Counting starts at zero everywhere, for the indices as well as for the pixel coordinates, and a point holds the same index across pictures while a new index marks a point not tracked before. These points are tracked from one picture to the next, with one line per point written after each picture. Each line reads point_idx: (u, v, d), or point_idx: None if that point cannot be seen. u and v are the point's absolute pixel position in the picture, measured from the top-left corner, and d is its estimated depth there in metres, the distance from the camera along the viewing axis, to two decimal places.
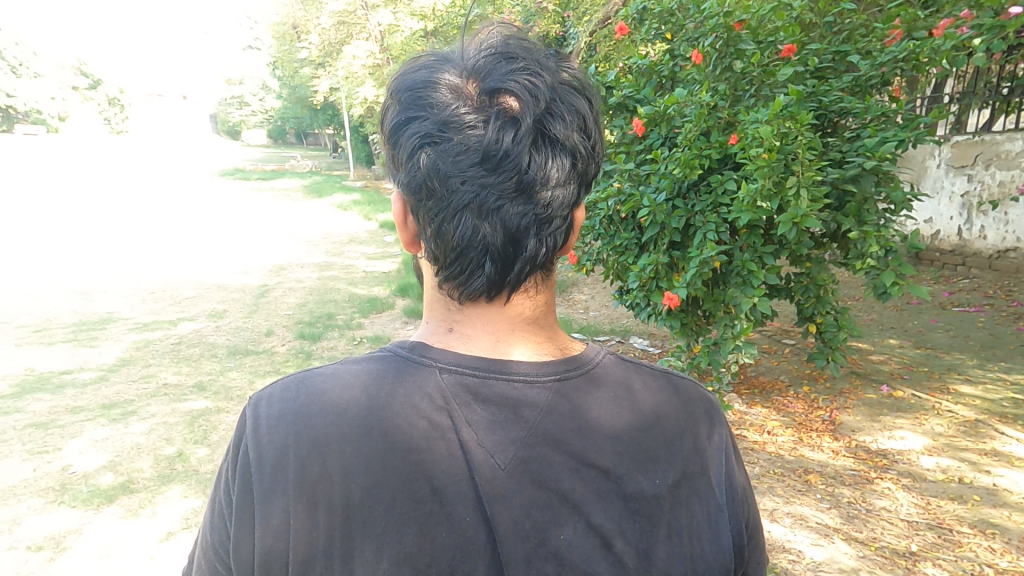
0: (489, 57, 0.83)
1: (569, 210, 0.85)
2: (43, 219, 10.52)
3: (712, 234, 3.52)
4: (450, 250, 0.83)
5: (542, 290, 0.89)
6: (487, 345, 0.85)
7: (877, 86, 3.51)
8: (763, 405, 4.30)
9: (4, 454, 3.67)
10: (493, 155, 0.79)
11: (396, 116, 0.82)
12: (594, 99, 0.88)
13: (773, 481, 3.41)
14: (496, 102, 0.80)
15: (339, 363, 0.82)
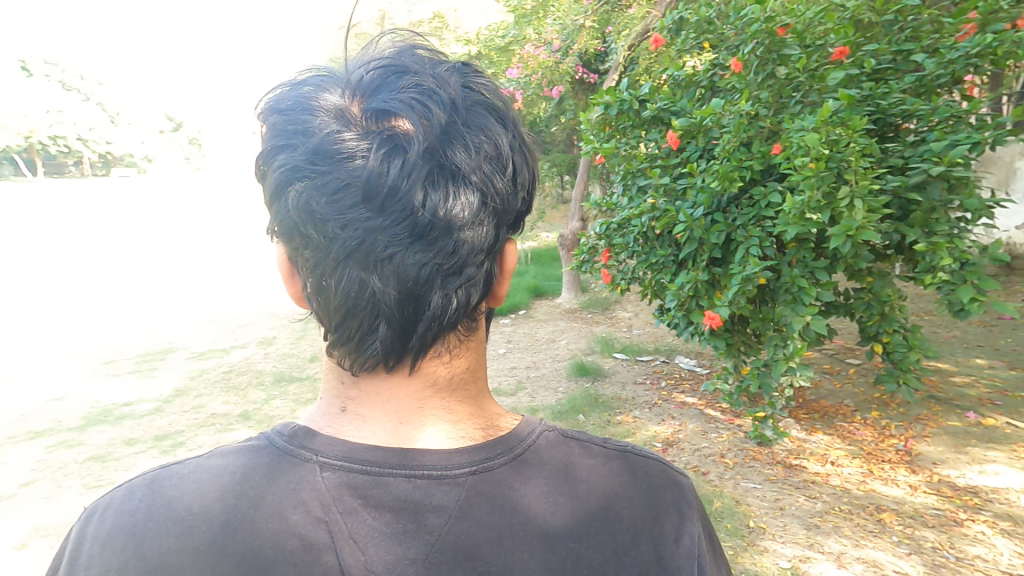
0: (378, 71, 0.69)
1: (486, 257, 0.68)
2: (121, 252, 11.30)
3: (756, 249, 3.18)
4: (336, 310, 0.67)
5: (459, 353, 0.71)
6: (387, 429, 0.68)
7: (946, 85, 3.12)
8: (825, 432, 3.84)
9: (64, 488, 3.72)
10: (377, 193, 0.63)
11: (266, 145, 0.68)
12: (518, 118, 0.73)
13: (839, 519, 2.97)
14: (383, 126, 0.65)
15: (200, 457, 0.66)
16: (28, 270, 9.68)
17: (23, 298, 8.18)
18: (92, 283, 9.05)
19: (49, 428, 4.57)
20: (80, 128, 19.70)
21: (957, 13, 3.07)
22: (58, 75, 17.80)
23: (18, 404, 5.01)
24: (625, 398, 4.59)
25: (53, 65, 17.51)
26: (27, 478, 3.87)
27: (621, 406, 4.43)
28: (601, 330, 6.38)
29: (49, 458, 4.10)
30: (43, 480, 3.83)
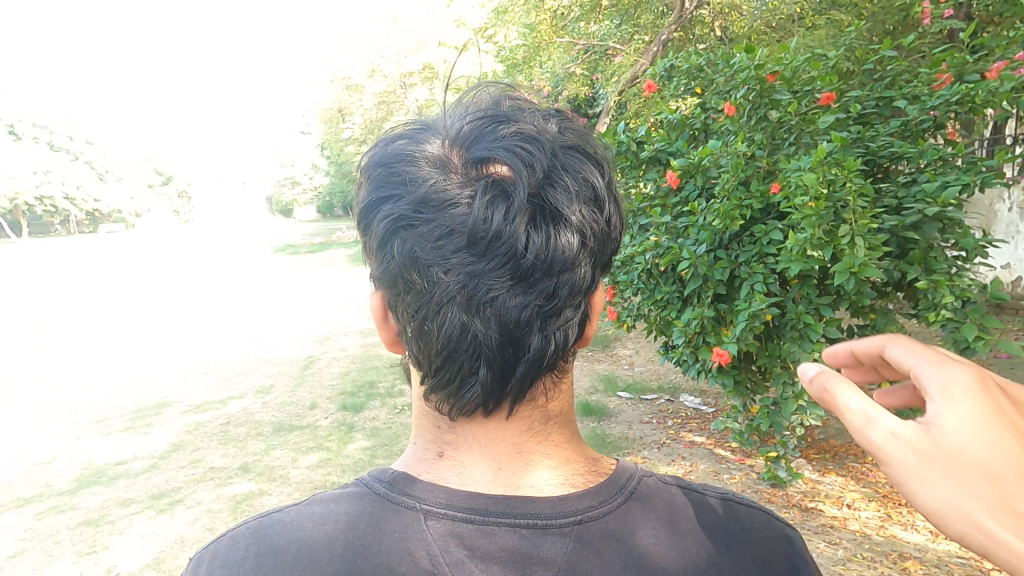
0: (475, 122, 0.72)
1: (583, 298, 0.70)
2: (111, 308, 11.15)
3: (760, 286, 3.20)
4: (435, 353, 0.69)
5: (553, 396, 0.72)
6: (487, 475, 0.68)
7: (929, 130, 3.23)
8: (838, 473, 3.78)
9: (54, 557, 3.55)
10: (481, 238, 0.65)
11: (367, 195, 0.71)
12: (607, 160, 0.76)
13: (863, 568, 2.88)
14: (485, 173, 0.67)
15: (301, 504, 0.66)
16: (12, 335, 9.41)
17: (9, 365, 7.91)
18: (81, 341, 8.89)
19: (38, 494, 4.40)
20: (68, 187, 18.77)
21: (932, 65, 3.23)
22: (46, 138, 17.60)
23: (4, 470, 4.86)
24: (632, 439, 4.51)
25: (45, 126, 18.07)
26: (15, 549, 3.69)
27: (629, 447, 4.36)
28: (603, 369, 6.32)
29: (38, 526, 3.93)
30: (32, 550, 3.66)
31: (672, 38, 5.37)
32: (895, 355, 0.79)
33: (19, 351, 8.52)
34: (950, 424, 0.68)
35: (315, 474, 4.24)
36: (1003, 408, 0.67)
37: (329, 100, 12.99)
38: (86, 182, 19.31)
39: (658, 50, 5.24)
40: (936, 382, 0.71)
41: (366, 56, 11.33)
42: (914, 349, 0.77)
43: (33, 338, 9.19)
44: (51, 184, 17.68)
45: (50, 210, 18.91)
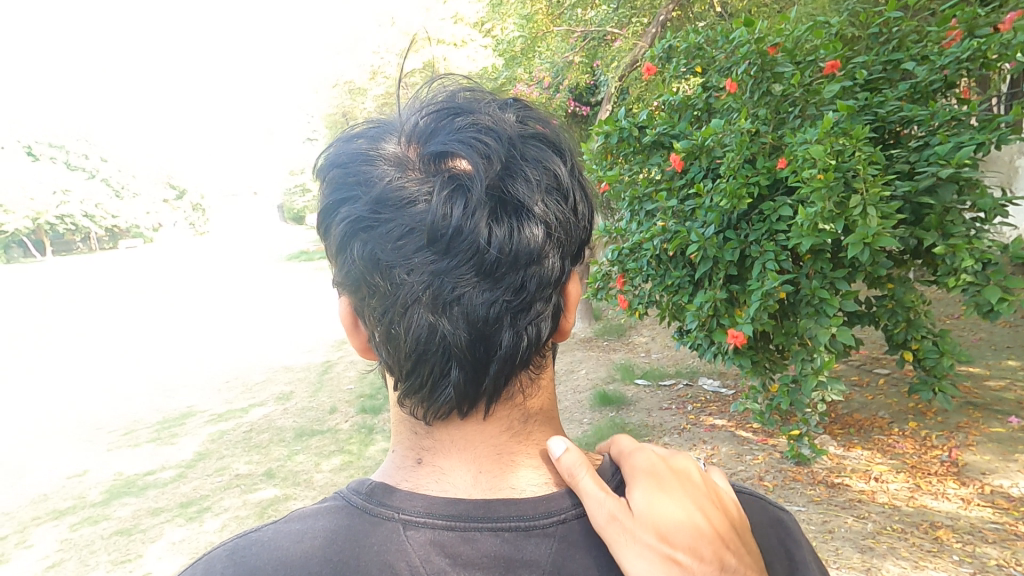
0: (430, 117, 0.72)
1: (554, 290, 0.70)
2: (132, 323, 11.36)
3: (771, 263, 3.13)
4: (407, 355, 0.69)
5: (532, 393, 0.74)
6: (467, 480, 0.69)
7: (941, 90, 3.13)
8: (864, 447, 3.76)
9: (92, 566, 3.63)
10: (441, 236, 0.65)
11: (325, 198, 0.71)
12: (571, 148, 0.76)
13: (893, 539, 2.87)
14: (444, 168, 0.67)
15: (277, 524, 0.67)
16: (38, 355, 9.60)
17: (45, 384, 8.01)
18: (106, 356, 9.07)
19: (73, 506, 4.51)
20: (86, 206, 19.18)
21: (941, 23, 3.09)
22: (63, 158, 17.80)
23: (38, 485, 4.97)
24: (652, 424, 4.49)
25: (59, 147, 18.46)
26: (53, 560, 3.78)
27: (649, 434, 4.33)
28: (619, 357, 6.29)
29: (74, 537, 4.02)
30: (69, 560, 3.74)
31: (671, 18, 5.28)
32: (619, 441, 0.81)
33: (45, 370, 8.68)
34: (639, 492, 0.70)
35: (338, 476, 4.28)
36: (677, 480, 0.73)
37: (331, 106, 12.98)
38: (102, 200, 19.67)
39: (657, 32, 5.16)
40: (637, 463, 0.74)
41: (365, 59, 11.31)
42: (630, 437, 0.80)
43: (62, 355, 9.43)
44: (70, 204, 18.43)
45: (70, 229, 19.30)
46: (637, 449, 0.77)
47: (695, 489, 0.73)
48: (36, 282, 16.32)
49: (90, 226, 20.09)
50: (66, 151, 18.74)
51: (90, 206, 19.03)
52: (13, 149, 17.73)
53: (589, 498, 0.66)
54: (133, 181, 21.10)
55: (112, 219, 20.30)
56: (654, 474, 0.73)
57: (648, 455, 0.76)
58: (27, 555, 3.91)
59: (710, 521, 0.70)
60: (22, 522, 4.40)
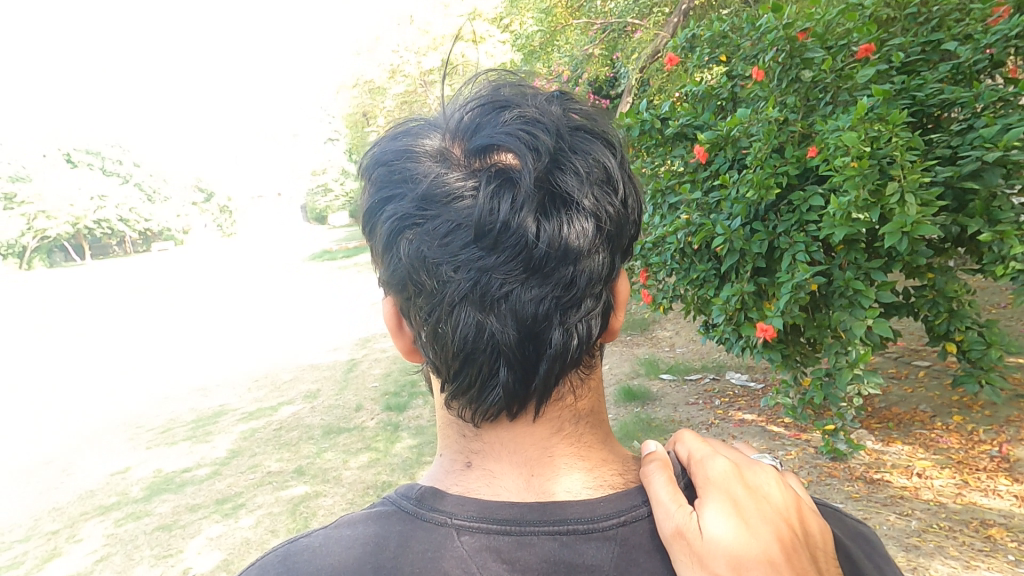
0: (473, 112, 0.78)
1: (601, 286, 0.75)
2: (167, 324, 11.73)
3: (802, 254, 3.04)
4: (456, 353, 0.75)
5: (582, 394, 0.79)
6: (519, 482, 0.75)
7: (985, 70, 2.96)
8: (905, 442, 3.62)
9: (135, 561, 3.76)
10: (490, 232, 0.70)
11: (372, 195, 0.77)
12: (616, 139, 0.82)
13: (940, 538, 2.77)
14: (491, 167, 0.73)
15: (327, 531, 0.73)
16: (85, 354, 10.02)
17: (88, 383, 8.34)
18: (144, 356, 9.39)
19: (117, 501, 4.68)
20: (122, 210, 19.95)
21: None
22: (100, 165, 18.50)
23: (83, 482, 5.17)
24: (679, 421, 4.41)
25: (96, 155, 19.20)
26: (99, 554, 3.93)
27: (676, 429, 4.26)
28: (643, 352, 6.19)
29: (118, 531, 4.17)
30: (114, 554, 3.88)
31: (694, 6, 5.13)
32: (691, 446, 0.84)
33: (88, 369, 9.06)
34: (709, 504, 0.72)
35: (366, 473, 4.34)
36: (749, 491, 0.76)
37: (352, 107, 13.06)
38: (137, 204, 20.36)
39: (679, 21, 5.05)
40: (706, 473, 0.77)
41: (385, 58, 11.32)
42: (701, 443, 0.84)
43: (103, 355, 9.79)
44: (107, 208, 19.43)
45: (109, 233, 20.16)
46: (709, 461, 0.80)
47: (769, 501, 0.75)
48: (77, 284, 17.03)
49: (128, 230, 20.85)
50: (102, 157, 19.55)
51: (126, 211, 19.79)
52: (54, 157, 18.51)
53: (660, 508, 0.71)
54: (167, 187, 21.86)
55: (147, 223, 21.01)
56: (729, 490, 0.75)
57: (721, 467, 0.78)
58: (76, 548, 4.08)
59: (789, 541, 0.71)
60: (71, 516, 4.59)
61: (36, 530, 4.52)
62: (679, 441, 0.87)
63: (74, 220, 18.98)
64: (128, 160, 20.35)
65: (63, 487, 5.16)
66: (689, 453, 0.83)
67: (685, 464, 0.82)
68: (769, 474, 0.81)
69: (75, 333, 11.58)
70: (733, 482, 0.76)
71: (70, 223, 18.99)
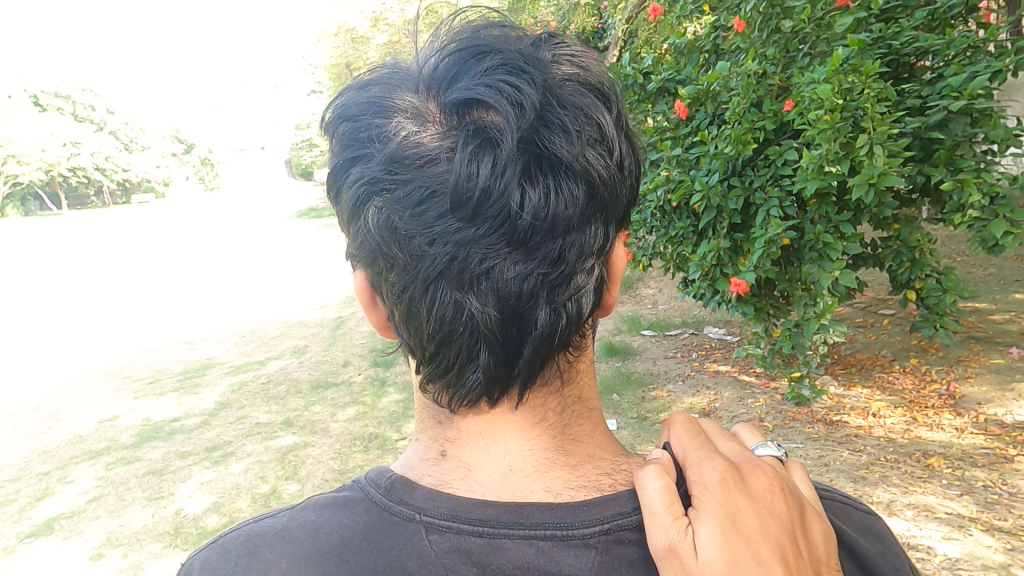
0: (457, 77, 0.83)
1: (588, 260, 0.82)
2: (149, 276, 11.63)
3: (776, 210, 3.17)
4: (439, 330, 0.83)
5: (568, 379, 0.87)
6: (497, 478, 0.81)
7: (960, 16, 3.03)
8: (864, 385, 3.90)
9: (128, 501, 3.93)
10: (474, 208, 0.77)
11: (342, 150, 0.85)
12: (610, 89, 0.87)
13: (886, 469, 3.07)
14: (476, 139, 0.78)
15: (300, 515, 0.81)
16: (68, 303, 9.97)
17: (72, 332, 8.36)
18: (129, 307, 9.39)
19: (107, 446, 4.82)
20: (97, 158, 19.47)
21: None
22: None
23: (72, 428, 5.27)
24: (657, 373, 4.65)
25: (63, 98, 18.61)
26: (91, 494, 4.09)
27: (654, 381, 4.50)
28: (626, 309, 6.39)
29: (110, 474, 4.32)
30: (106, 495, 4.05)
31: None
32: (689, 450, 0.86)
33: (72, 319, 9.02)
34: (705, 522, 0.74)
35: (353, 426, 4.52)
36: (745, 501, 0.78)
37: (332, 57, 12.62)
38: (110, 151, 19.80)
39: None
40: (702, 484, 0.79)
41: (367, 5, 10.92)
42: (699, 448, 0.86)
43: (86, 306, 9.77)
44: (81, 155, 18.91)
45: (82, 182, 19.67)
46: (706, 468, 0.82)
47: (767, 511, 0.78)
48: (49, 232, 16.66)
49: (101, 179, 20.29)
50: (72, 101, 19.30)
51: (101, 159, 19.37)
52: (21, 100, 17.90)
53: (652, 524, 0.73)
54: (141, 136, 21.22)
55: (124, 173, 20.38)
56: (727, 500, 0.77)
57: (718, 478, 0.80)
58: (68, 489, 4.23)
59: (786, 553, 0.74)
60: (61, 459, 4.72)
61: (26, 470, 4.64)
62: (673, 440, 0.89)
63: (48, 166, 18.49)
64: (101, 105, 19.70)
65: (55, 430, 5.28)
66: (684, 453, 0.86)
67: (683, 469, 0.84)
68: (767, 478, 0.83)
69: (56, 283, 11.48)
70: (730, 491, 0.78)
71: (43, 170, 18.48)
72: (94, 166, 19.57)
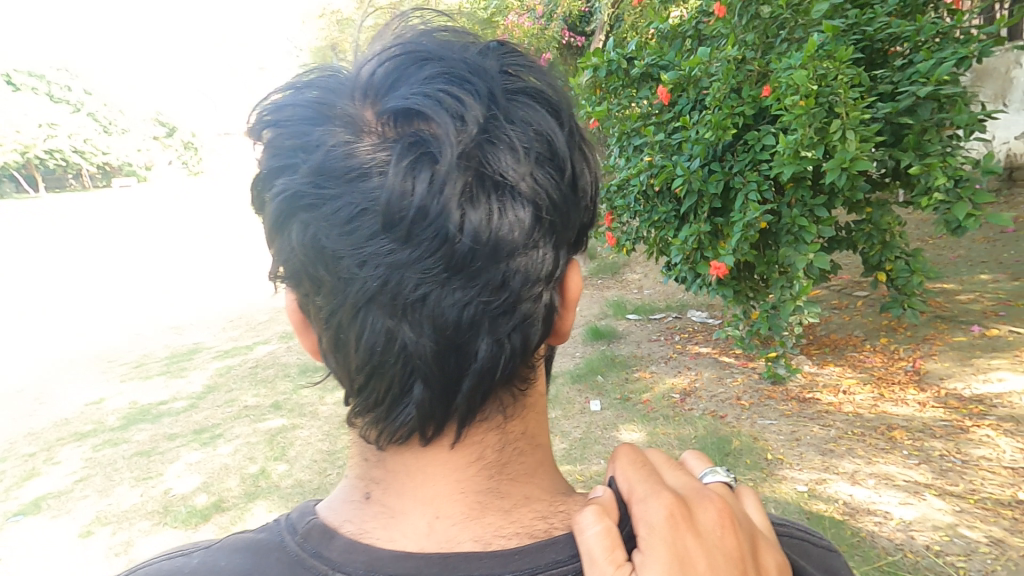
0: (397, 88, 0.81)
1: (535, 285, 0.79)
2: (133, 260, 11.55)
3: (754, 194, 3.30)
4: (372, 357, 0.80)
5: (512, 415, 0.83)
6: (423, 525, 0.78)
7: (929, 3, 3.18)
8: (837, 364, 4.09)
9: (116, 481, 4.02)
10: (409, 230, 0.75)
11: (270, 160, 0.83)
12: (564, 104, 0.85)
13: (853, 442, 3.27)
14: (412, 155, 0.76)
15: (212, 561, 0.80)
16: (51, 287, 9.89)
17: (55, 316, 8.33)
18: (112, 291, 9.36)
19: (93, 429, 4.87)
20: (76, 139, 19.04)
21: None
22: None
23: (57, 411, 5.32)
24: (641, 355, 4.81)
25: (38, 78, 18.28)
26: (79, 474, 4.17)
27: (637, 364, 4.65)
28: (612, 295, 6.53)
29: (97, 455, 4.40)
30: (94, 475, 4.12)
31: None
32: (635, 484, 0.82)
33: (54, 304, 8.95)
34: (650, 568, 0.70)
35: (341, 408, 4.63)
36: (693, 538, 0.75)
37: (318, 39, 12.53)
38: (89, 133, 19.46)
39: None
40: (648, 525, 0.75)
41: None
42: (645, 482, 0.82)
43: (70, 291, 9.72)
44: (58, 137, 18.47)
45: (61, 165, 19.29)
46: (651, 504, 0.78)
47: (717, 547, 0.75)
48: (29, 215, 16.38)
49: (81, 162, 19.93)
50: (48, 81, 18.60)
51: (79, 140, 19.08)
52: None
53: None
54: (121, 117, 20.76)
55: (104, 156, 20.18)
56: (675, 540, 0.74)
57: (663, 514, 0.76)
58: (55, 469, 4.30)
59: None
60: (47, 441, 4.77)
61: (11, 451, 4.70)
62: (618, 473, 0.85)
63: (23, 147, 18.05)
64: (77, 85, 19.21)
65: (39, 413, 5.33)
66: (630, 489, 0.82)
67: (628, 506, 0.80)
68: (716, 508, 0.80)
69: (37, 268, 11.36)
70: (677, 528, 0.75)
71: (19, 152, 18.04)
72: (74, 148, 19.13)
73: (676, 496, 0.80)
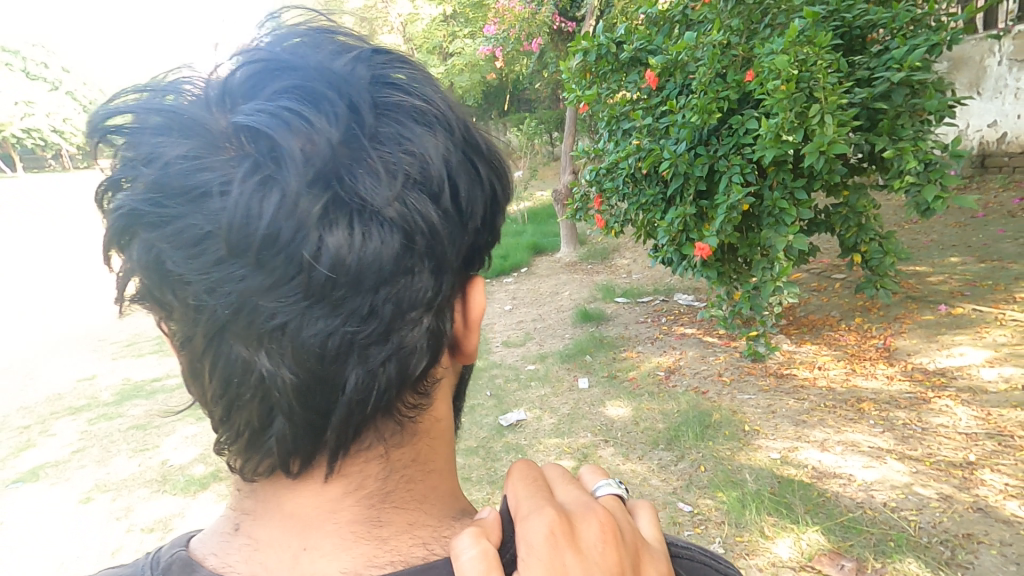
0: (247, 97, 0.74)
1: (412, 313, 0.74)
2: None
3: (737, 177, 3.46)
4: (230, 387, 0.75)
5: (395, 445, 0.79)
6: (285, 557, 0.74)
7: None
8: (813, 342, 4.34)
9: (114, 452, 4.16)
10: (259, 256, 0.68)
11: (114, 173, 0.76)
12: (442, 114, 0.77)
13: (824, 413, 3.50)
14: (258, 174, 0.69)
15: None
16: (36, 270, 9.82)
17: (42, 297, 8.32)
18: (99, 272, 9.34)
19: (88, 403, 4.99)
20: (53, 119, 18.05)
21: None
22: None
23: (49, 386, 5.41)
24: (629, 337, 5.00)
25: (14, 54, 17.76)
26: (75, 447, 4.30)
27: (625, 344, 4.85)
28: (601, 279, 6.70)
29: (93, 428, 4.53)
30: (91, 447, 4.26)
31: None
32: (520, 505, 0.79)
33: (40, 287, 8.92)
34: None
35: None
36: (574, 552, 0.72)
37: None
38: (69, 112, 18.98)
39: None
40: (527, 542, 0.72)
41: None
42: (532, 501, 0.79)
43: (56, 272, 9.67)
44: (34, 116, 17.28)
45: (42, 145, 18.87)
46: (533, 520, 0.75)
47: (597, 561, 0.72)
48: None
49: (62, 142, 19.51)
50: (21, 57, 17.98)
51: (57, 121, 18.01)
52: None
53: None
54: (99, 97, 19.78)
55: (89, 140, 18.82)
56: (552, 557, 0.71)
57: (544, 528, 0.74)
58: (50, 441, 4.43)
59: None
60: (41, 415, 4.88)
61: (5, 424, 4.80)
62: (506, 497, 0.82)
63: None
64: (54, 63, 18.88)
65: (30, 388, 5.42)
66: (516, 507, 0.79)
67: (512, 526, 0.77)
68: (601, 522, 0.78)
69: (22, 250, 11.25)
70: (556, 544, 0.72)
71: None
72: (52, 129, 18.13)
73: (561, 514, 0.77)
